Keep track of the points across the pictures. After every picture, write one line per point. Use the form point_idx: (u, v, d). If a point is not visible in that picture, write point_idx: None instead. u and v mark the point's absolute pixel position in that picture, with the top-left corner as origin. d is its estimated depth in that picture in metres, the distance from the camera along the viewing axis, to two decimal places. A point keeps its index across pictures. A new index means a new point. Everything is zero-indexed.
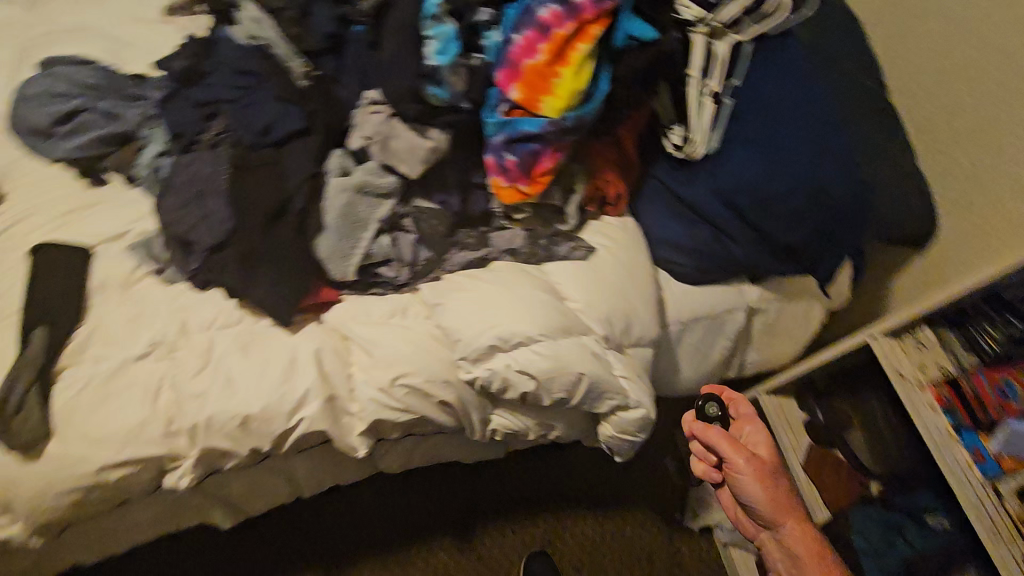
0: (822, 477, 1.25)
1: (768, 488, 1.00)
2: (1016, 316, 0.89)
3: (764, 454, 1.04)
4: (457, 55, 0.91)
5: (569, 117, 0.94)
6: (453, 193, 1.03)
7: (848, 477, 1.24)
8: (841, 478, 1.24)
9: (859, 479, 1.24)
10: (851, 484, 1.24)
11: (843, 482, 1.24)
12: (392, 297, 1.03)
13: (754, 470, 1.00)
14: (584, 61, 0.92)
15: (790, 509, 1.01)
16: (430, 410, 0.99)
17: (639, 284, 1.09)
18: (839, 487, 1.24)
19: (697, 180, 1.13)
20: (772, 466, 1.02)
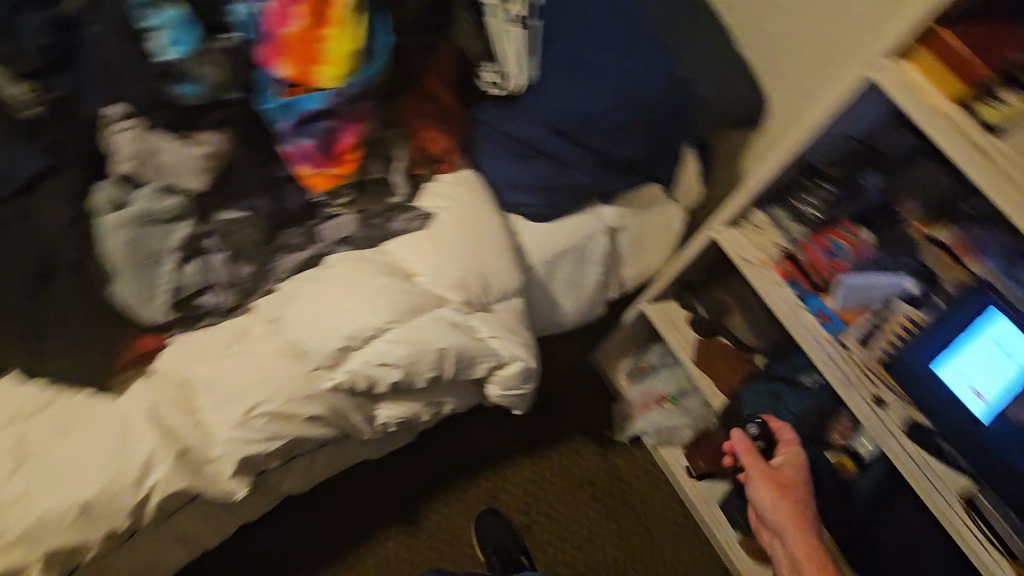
0: (713, 367, 1.29)
1: (768, 487, 1.05)
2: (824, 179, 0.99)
3: (792, 477, 1.06)
4: (196, 42, 0.81)
5: (353, 85, 0.85)
6: (259, 196, 0.94)
7: (736, 361, 1.29)
8: (730, 363, 1.28)
9: (747, 360, 1.30)
10: (741, 366, 1.28)
11: (733, 367, 1.28)
12: (225, 325, 0.93)
13: (760, 471, 1.06)
14: (352, 18, 0.83)
15: (796, 516, 1.02)
16: (301, 428, 0.93)
17: (489, 237, 1.04)
18: (730, 373, 1.28)
19: (521, 114, 1.07)
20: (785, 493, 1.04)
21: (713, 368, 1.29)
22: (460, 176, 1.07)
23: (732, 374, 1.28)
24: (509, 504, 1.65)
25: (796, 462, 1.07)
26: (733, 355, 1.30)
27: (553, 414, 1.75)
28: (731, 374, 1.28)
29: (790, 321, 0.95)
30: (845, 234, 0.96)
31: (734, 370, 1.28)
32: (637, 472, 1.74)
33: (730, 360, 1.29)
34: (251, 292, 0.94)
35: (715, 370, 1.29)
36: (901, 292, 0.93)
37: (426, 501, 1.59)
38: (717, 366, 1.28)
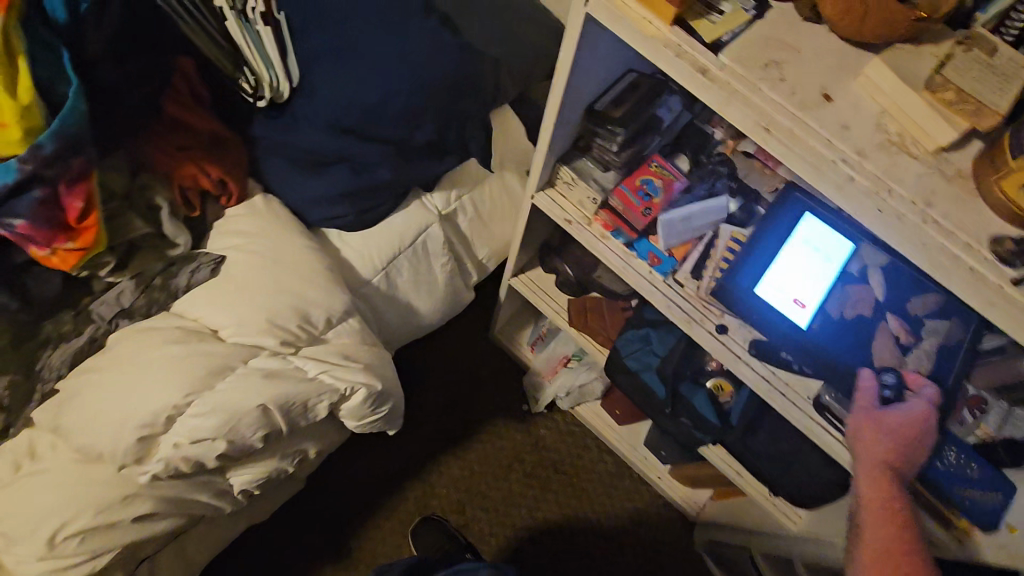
0: (590, 325, 1.27)
1: (860, 422, 0.76)
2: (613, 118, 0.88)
3: (903, 429, 0.73)
4: None
5: (44, 145, 0.74)
6: (1, 292, 0.82)
7: (611, 312, 1.27)
8: (606, 316, 1.27)
9: (622, 307, 1.28)
10: (615, 316, 1.27)
11: (609, 320, 1.26)
12: (6, 446, 0.81)
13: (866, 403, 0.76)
14: (24, 72, 0.73)
15: (881, 464, 0.72)
16: (132, 532, 0.82)
17: (298, 263, 0.93)
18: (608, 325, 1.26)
19: (298, 124, 0.98)
20: (875, 450, 0.73)
21: (590, 325, 1.27)
22: (250, 205, 0.97)
23: (610, 328, 1.26)
24: (445, 505, 1.54)
25: (913, 419, 0.73)
26: (607, 306, 1.28)
27: (468, 402, 1.64)
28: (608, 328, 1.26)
29: (624, 273, 0.91)
30: (655, 170, 0.90)
31: (611, 322, 1.26)
32: (569, 439, 1.65)
33: (603, 313, 1.27)
34: (28, 399, 0.82)
35: (593, 327, 1.27)
36: (725, 213, 0.90)
37: (353, 528, 1.47)
38: (594, 324, 1.26)
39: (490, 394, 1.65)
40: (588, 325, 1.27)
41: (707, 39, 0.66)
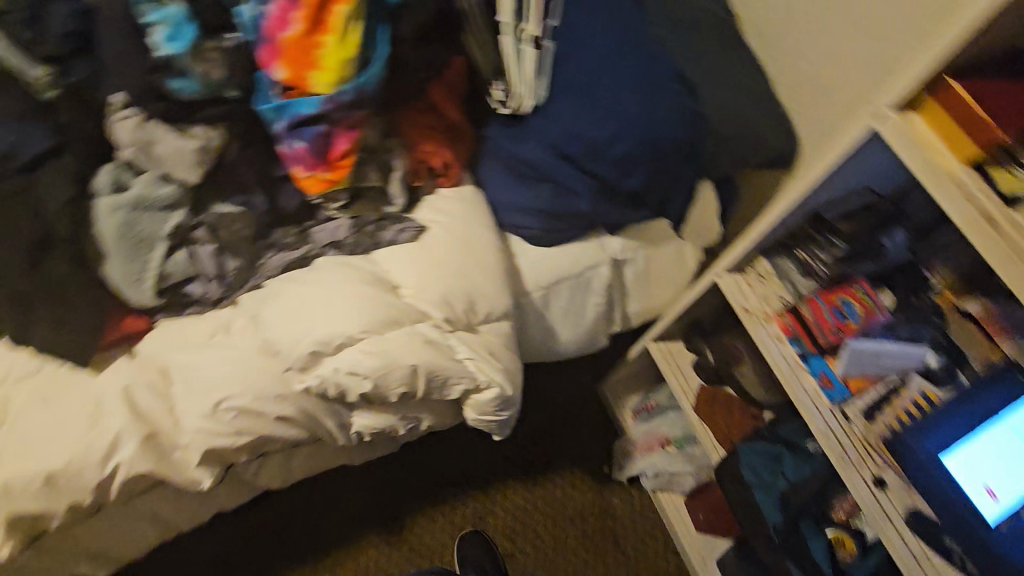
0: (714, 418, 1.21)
1: None
2: (833, 234, 0.88)
3: None
4: (195, 38, 0.79)
5: (346, 91, 0.84)
6: (256, 193, 0.95)
7: (738, 414, 1.21)
8: (732, 416, 1.21)
9: (753, 414, 1.21)
10: (745, 422, 1.20)
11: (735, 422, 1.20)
12: (210, 315, 0.95)
13: None
14: (349, 25, 0.82)
15: None
16: (269, 427, 0.92)
17: (482, 256, 1.02)
18: (732, 426, 1.20)
19: (528, 139, 1.05)
20: None
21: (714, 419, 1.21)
22: (462, 193, 1.06)
23: (734, 429, 1.20)
24: (498, 529, 1.51)
25: None
26: (737, 406, 1.22)
27: (556, 441, 1.62)
28: (732, 428, 1.20)
29: (788, 382, 0.87)
30: (859, 294, 0.87)
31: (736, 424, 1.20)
32: (637, 517, 1.58)
33: (731, 412, 1.21)
34: (238, 287, 0.95)
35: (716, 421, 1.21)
36: (921, 365, 0.83)
37: (411, 512, 1.48)
38: (718, 418, 1.21)
39: (578, 442, 1.63)
40: (712, 417, 1.22)
41: (1004, 188, 0.68)
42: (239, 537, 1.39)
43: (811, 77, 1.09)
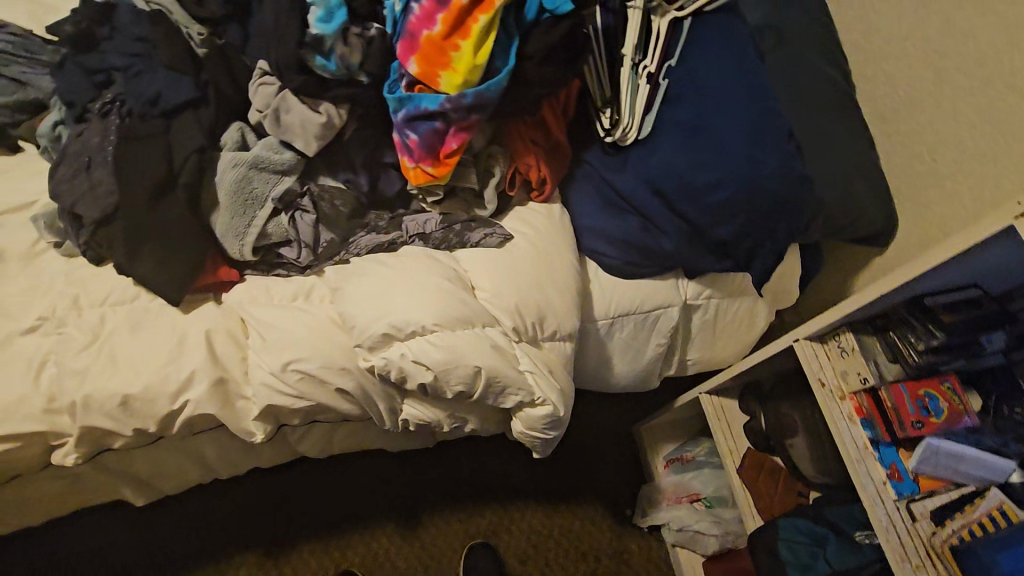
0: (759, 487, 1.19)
1: None
2: (938, 326, 0.82)
3: None
4: (345, 23, 0.83)
5: (468, 96, 0.86)
6: (361, 174, 0.99)
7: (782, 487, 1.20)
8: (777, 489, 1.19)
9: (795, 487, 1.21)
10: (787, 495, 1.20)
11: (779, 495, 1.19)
12: (296, 279, 1.00)
13: None
14: (485, 35, 0.85)
15: None
16: (327, 397, 0.95)
17: (560, 275, 1.02)
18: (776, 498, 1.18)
19: (626, 171, 1.06)
20: None
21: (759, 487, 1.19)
22: (550, 210, 1.08)
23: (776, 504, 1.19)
24: (508, 547, 1.50)
25: None
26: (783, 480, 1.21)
27: (584, 472, 1.60)
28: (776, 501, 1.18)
29: (854, 468, 0.83)
30: (945, 391, 0.83)
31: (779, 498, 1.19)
32: (650, 567, 1.54)
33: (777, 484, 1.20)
34: (326, 258, 0.99)
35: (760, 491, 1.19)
36: (1003, 480, 0.78)
37: (428, 509, 1.49)
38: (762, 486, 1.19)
39: (605, 478, 1.61)
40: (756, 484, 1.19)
41: None
42: (263, 495, 1.42)
43: (928, 161, 1.06)
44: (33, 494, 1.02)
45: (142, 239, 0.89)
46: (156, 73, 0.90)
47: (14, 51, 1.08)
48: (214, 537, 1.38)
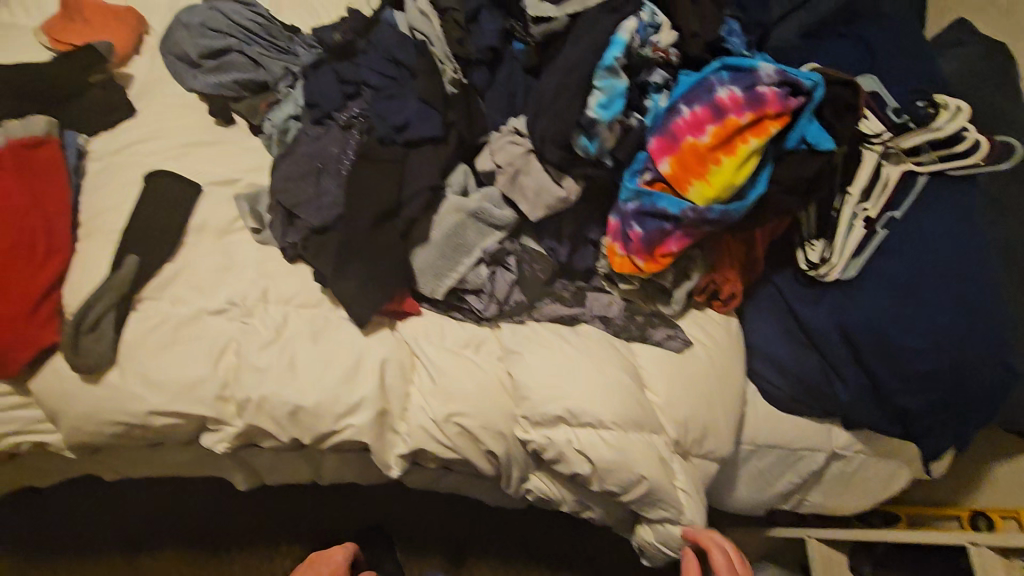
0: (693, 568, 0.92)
1: None
2: None
3: None
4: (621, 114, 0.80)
5: (713, 210, 0.84)
6: (564, 243, 0.97)
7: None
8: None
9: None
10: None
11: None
12: (470, 327, 0.98)
13: None
14: (750, 156, 0.82)
15: None
16: (474, 455, 0.94)
17: (729, 397, 1.00)
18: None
19: (820, 310, 1.03)
20: None
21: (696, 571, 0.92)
22: (728, 324, 1.05)
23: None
24: None
25: None
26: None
27: None
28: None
29: None
30: None
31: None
32: None
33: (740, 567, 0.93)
34: (507, 317, 0.98)
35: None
36: None
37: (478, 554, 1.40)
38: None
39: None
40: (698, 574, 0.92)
41: None
42: (332, 502, 1.37)
43: None
44: (156, 460, 1.01)
45: (353, 257, 0.89)
46: (409, 102, 0.91)
47: (256, 31, 1.10)
48: (277, 530, 1.36)
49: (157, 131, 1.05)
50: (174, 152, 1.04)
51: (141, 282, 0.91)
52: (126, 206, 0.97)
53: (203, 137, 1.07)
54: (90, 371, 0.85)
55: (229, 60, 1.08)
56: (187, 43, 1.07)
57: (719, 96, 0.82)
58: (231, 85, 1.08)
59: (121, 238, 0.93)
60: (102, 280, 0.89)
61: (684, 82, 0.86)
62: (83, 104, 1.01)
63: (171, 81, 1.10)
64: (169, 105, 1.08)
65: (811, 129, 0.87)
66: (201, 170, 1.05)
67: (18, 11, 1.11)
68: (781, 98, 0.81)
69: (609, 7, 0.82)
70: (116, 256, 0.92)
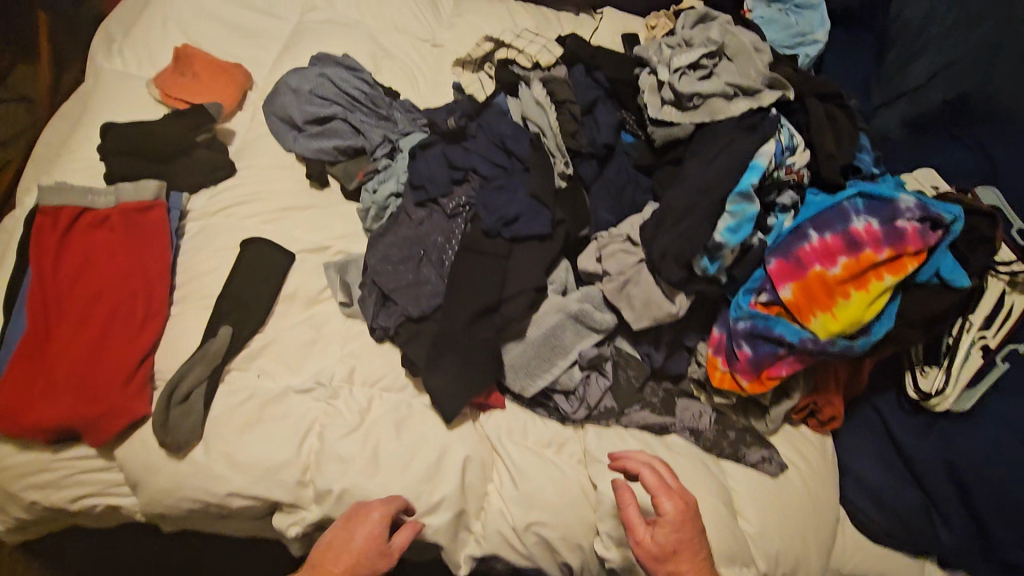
0: (621, 494, 0.80)
1: None
2: None
3: None
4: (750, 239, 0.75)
5: (836, 344, 0.78)
6: (660, 349, 0.93)
7: (687, 496, 0.80)
8: (677, 493, 0.80)
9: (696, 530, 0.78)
10: (696, 542, 0.78)
11: (694, 539, 0.78)
12: (553, 426, 0.94)
13: None
14: (883, 293, 0.77)
15: None
16: (550, 567, 0.88)
17: (824, 531, 0.92)
18: (668, 511, 0.78)
19: (927, 443, 0.95)
20: None
21: (626, 497, 0.80)
22: (825, 446, 0.99)
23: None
24: None
25: None
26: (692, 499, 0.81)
27: None
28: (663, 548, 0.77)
29: None
30: None
31: (689, 552, 0.77)
32: None
33: (677, 485, 0.81)
34: (594, 420, 0.93)
35: (659, 505, 0.79)
36: None
37: None
38: (631, 511, 0.79)
39: None
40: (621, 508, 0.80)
41: None
42: None
43: None
44: (218, 529, 0.98)
45: (445, 348, 0.86)
46: (519, 197, 0.88)
47: (361, 99, 1.09)
48: None
49: (256, 193, 1.05)
50: (269, 216, 1.04)
51: (231, 354, 0.91)
52: (222, 271, 0.97)
53: (299, 202, 1.07)
54: (175, 448, 0.84)
55: (332, 126, 1.08)
56: (292, 107, 1.06)
57: (854, 226, 0.77)
58: (329, 150, 1.07)
59: (216, 306, 0.93)
60: (195, 350, 0.89)
61: (814, 205, 0.82)
62: (186, 163, 1.02)
63: (271, 140, 1.11)
64: (267, 165, 1.08)
65: (947, 265, 0.81)
66: (294, 236, 1.04)
67: (134, 64, 1.15)
68: (923, 236, 0.76)
69: (743, 126, 0.78)
70: (210, 327, 0.91)
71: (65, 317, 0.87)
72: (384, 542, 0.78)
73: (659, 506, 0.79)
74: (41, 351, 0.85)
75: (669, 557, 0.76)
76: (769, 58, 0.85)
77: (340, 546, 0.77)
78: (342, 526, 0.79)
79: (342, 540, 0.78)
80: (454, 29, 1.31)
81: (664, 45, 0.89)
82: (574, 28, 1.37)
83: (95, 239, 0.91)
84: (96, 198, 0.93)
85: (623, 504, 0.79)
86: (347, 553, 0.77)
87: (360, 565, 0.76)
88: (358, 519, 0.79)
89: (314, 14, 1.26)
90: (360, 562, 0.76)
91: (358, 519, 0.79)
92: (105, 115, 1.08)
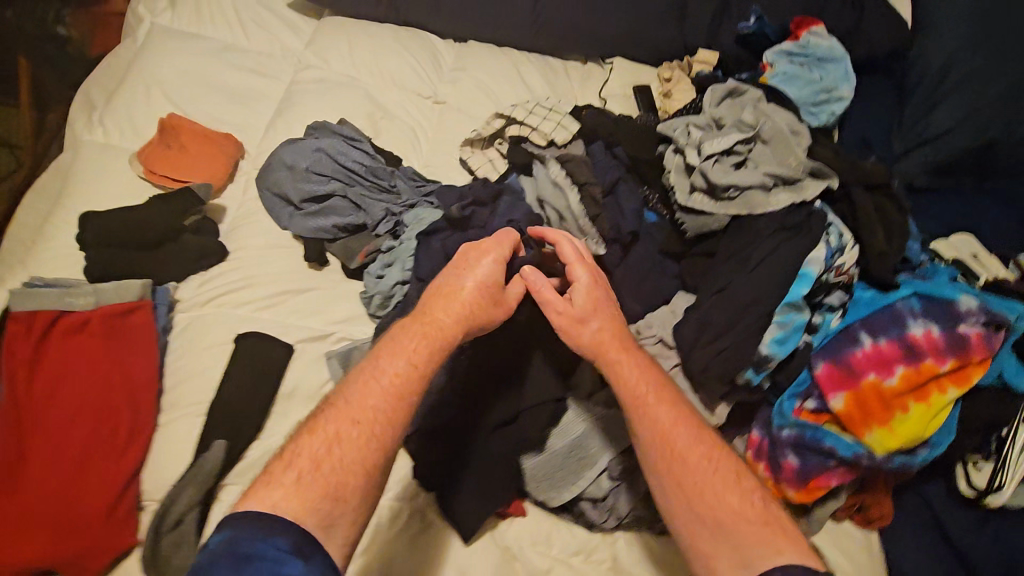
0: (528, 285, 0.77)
1: None
2: None
3: None
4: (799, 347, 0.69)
5: (894, 460, 0.71)
6: None
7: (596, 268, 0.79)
8: (587, 264, 0.78)
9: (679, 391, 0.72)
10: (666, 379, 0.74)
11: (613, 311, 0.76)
12: (580, 534, 0.85)
13: None
14: (944, 406, 0.70)
15: None
16: None
17: None
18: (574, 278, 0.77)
19: (983, 540, 0.87)
20: None
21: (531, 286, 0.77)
22: (876, 545, 0.90)
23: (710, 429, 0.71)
24: None
25: None
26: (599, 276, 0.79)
27: None
28: (578, 317, 0.74)
29: None
30: None
31: (608, 323, 0.75)
32: None
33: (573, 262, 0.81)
34: (626, 527, 0.84)
35: (572, 274, 0.76)
36: None
37: None
38: (544, 287, 0.75)
39: None
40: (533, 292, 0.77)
41: None
42: None
43: None
44: None
45: (455, 467, 0.81)
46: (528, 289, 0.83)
47: (361, 172, 1.01)
48: None
49: (249, 278, 0.97)
50: (264, 302, 0.96)
51: (227, 469, 0.82)
52: (213, 371, 0.89)
53: (294, 284, 0.98)
54: None
55: (331, 204, 1.00)
56: (287, 184, 0.99)
57: (912, 332, 0.71)
58: (328, 229, 0.99)
59: (209, 413, 0.85)
60: (186, 469, 0.81)
61: (863, 303, 0.75)
62: (176, 248, 0.94)
63: (266, 217, 1.03)
64: (261, 245, 1.01)
65: (1008, 368, 0.76)
66: (290, 325, 0.95)
67: (114, 132, 1.06)
68: (988, 343, 0.70)
69: (788, 225, 0.72)
70: (203, 440, 0.83)
71: (42, 439, 0.79)
72: (500, 289, 0.75)
73: (572, 274, 0.76)
74: (12, 476, 0.77)
75: (589, 318, 0.74)
76: (808, 142, 0.78)
77: (449, 287, 0.74)
78: (455, 271, 0.75)
79: (450, 289, 0.74)
80: (456, 83, 1.23)
81: (692, 125, 0.83)
82: (582, 80, 1.30)
83: (76, 344, 0.83)
84: (75, 301, 0.84)
85: (537, 287, 0.76)
86: (461, 306, 0.72)
87: (475, 315, 0.73)
88: (477, 256, 0.76)
89: (308, 72, 1.18)
90: (488, 288, 0.74)
91: (460, 271, 0.75)
92: (83, 194, 1.00)
